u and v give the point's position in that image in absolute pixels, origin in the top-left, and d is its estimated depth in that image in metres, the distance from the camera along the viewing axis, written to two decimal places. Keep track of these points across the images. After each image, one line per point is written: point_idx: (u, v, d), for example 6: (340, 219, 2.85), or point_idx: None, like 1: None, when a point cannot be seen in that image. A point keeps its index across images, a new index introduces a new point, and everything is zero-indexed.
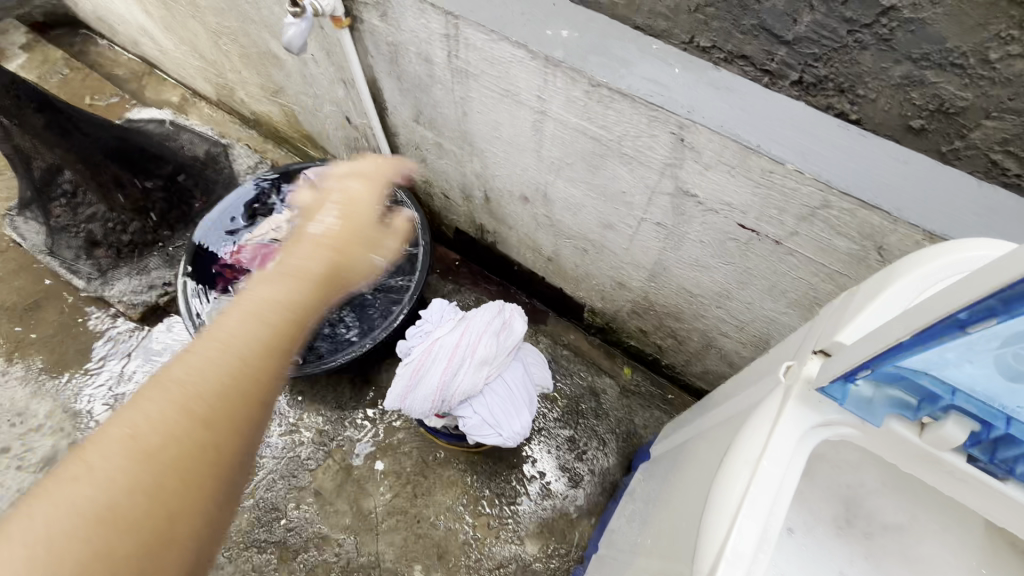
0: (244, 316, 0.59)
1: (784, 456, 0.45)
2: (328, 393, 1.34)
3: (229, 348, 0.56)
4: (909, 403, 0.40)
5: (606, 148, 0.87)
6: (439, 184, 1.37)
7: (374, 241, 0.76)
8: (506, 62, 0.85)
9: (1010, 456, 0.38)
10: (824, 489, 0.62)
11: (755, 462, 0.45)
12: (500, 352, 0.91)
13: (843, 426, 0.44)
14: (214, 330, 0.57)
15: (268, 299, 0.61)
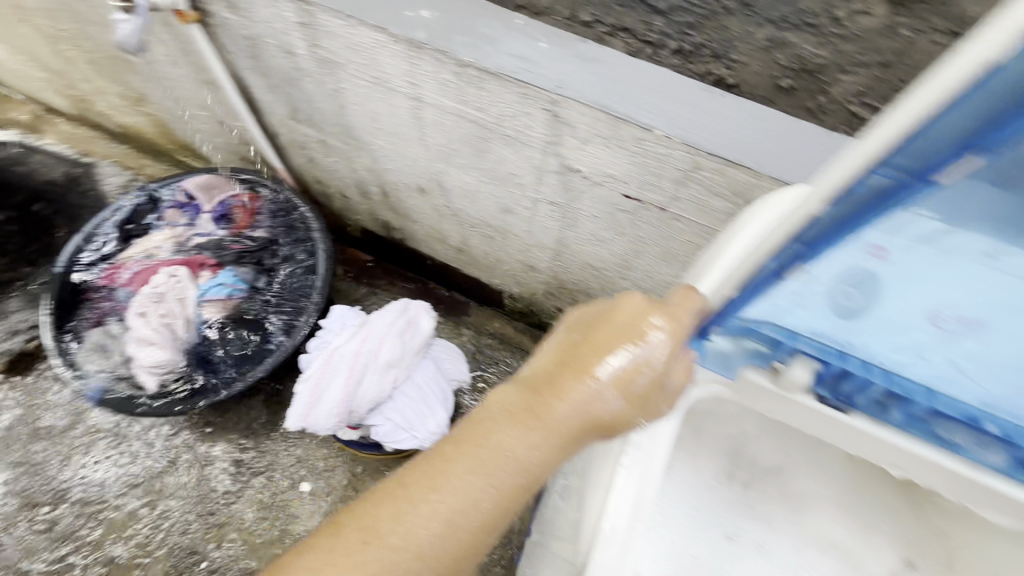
0: (471, 468, 0.45)
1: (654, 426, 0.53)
2: (236, 419, 1.25)
3: (439, 519, 0.43)
4: (761, 349, 0.45)
5: (487, 131, 0.85)
6: (334, 185, 1.30)
7: (658, 402, 0.48)
8: (370, 48, 0.80)
9: (848, 389, 0.43)
10: (709, 442, 0.64)
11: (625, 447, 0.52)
12: (407, 353, 0.87)
13: (710, 378, 0.52)
14: (438, 480, 0.45)
15: (517, 465, 0.45)
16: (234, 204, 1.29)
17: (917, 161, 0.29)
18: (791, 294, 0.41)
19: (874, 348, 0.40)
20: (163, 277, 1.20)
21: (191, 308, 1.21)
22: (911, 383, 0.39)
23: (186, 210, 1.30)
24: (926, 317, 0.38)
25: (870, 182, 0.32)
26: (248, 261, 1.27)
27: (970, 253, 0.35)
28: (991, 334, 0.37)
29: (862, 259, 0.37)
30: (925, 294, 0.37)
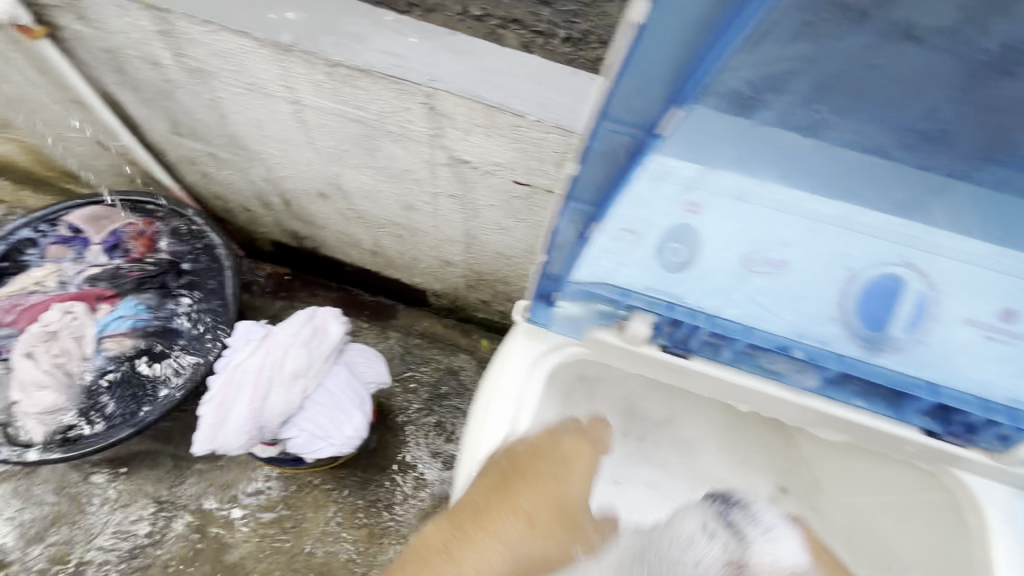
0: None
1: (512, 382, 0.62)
2: (153, 456, 1.19)
3: None
4: (607, 300, 0.59)
5: (372, 129, 0.84)
6: (235, 199, 1.25)
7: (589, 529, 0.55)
8: (238, 54, 0.78)
9: (681, 335, 0.60)
10: (605, 401, 0.72)
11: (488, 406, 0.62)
12: (315, 361, 0.86)
13: (567, 344, 0.64)
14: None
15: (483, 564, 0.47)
16: (127, 233, 1.21)
17: (633, 116, 0.40)
18: (608, 250, 0.55)
19: (689, 291, 0.57)
20: (56, 314, 1.11)
21: (89, 346, 1.12)
22: (726, 322, 0.57)
23: (73, 243, 1.20)
24: (737, 261, 0.55)
25: (604, 137, 0.42)
26: (151, 287, 1.18)
27: (725, 191, 0.52)
28: (788, 266, 0.55)
29: (673, 217, 0.53)
30: (716, 240, 0.55)
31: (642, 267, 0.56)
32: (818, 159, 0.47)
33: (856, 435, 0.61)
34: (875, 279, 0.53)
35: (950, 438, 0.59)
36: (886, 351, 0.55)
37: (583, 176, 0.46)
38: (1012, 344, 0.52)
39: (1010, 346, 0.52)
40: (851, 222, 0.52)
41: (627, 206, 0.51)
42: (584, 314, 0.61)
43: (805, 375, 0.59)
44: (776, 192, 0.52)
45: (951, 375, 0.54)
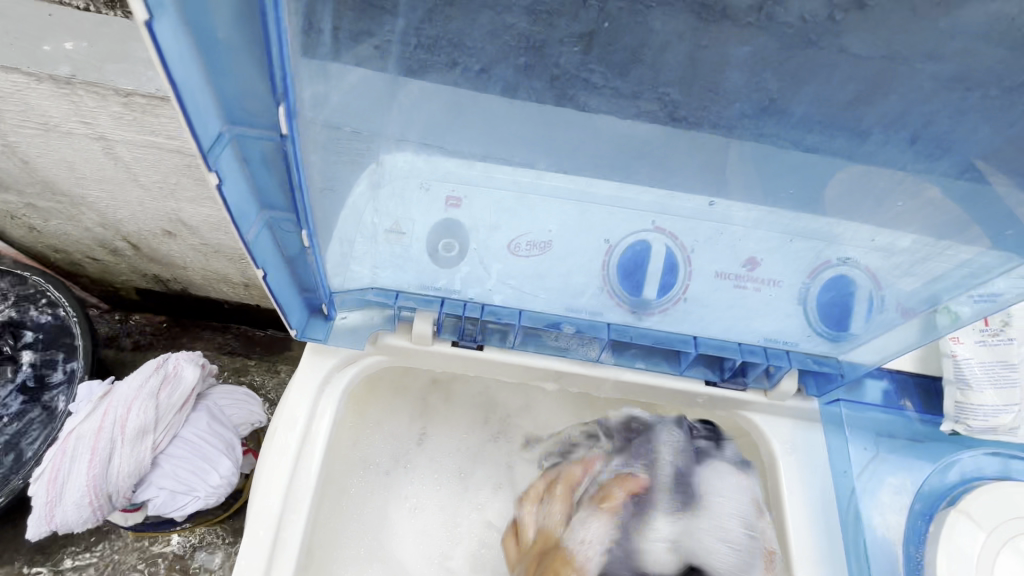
0: None
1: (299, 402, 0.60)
2: (14, 546, 1.06)
3: None
4: (383, 303, 0.60)
5: (194, 158, 0.79)
6: (76, 249, 1.14)
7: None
8: (16, 92, 0.71)
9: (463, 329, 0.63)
10: (464, 402, 0.73)
11: (275, 432, 0.58)
12: (166, 413, 0.79)
13: (360, 355, 0.64)
14: None
15: None
16: None
17: (251, 116, 0.37)
18: (349, 253, 0.55)
19: (454, 282, 0.57)
20: None
21: None
22: (498, 308, 0.60)
23: None
24: (503, 246, 0.55)
25: (239, 144, 0.38)
26: None
27: (423, 172, 0.51)
28: (551, 246, 0.55)
29: (428, 214, 0.53)
30: (479, 233, 0.54)
31: (393, 266, 0.56)
32: (475, 128, 0.49)
33: (651, 392, 0.67)
34: (628, 251, 0.54)
35: (728, 384, 0.65)
36: (652, 313, 0.59)
37: (265, 183, 0.42)
38: (771, 288, 0.56)
39: (771, 290, 0.56)
40: (543, 187, 0.52)
41: (342, 212, 0.51)
42: (367, 321, 0.61)
43: (589, 348, 0.64)
44: (453, 165, 0.51)
45: (712, 328, 0.59)
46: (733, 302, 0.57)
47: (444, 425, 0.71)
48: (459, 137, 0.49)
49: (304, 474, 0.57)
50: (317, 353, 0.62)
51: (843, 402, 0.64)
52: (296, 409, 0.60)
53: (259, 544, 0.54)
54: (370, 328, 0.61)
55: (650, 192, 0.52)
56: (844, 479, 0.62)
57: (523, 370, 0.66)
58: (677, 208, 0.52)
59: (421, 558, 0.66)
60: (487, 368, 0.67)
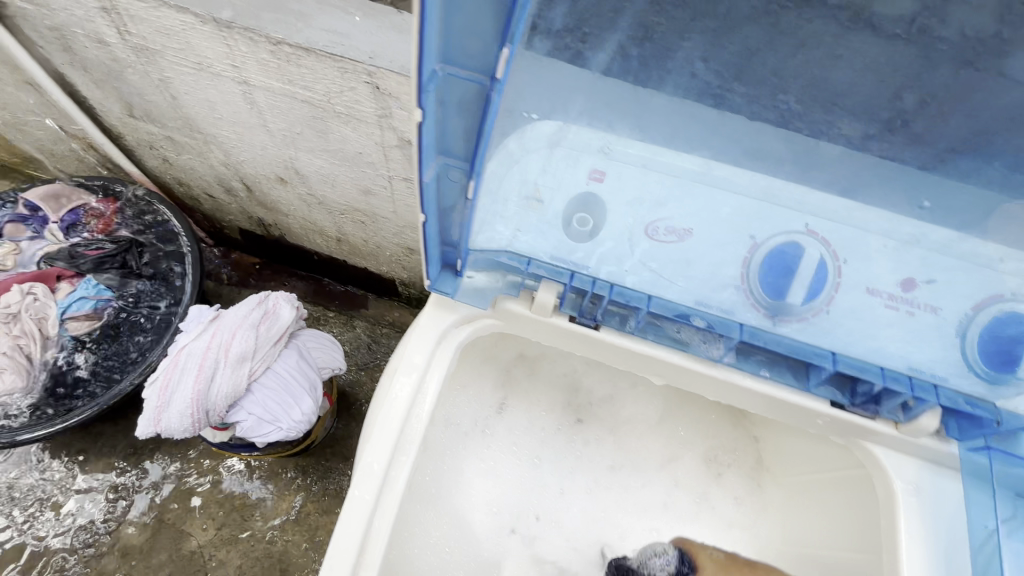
0: None
1: (418, 352, 0.61)
2: (112, 442, 1.17)
3: None
4: (513, 267, 0.59)
5: (322, 111, 0.83)
6: (197, 184, 1.23)
7: None
8: (181, 31, 0.77)
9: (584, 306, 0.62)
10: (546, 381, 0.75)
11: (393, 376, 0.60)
12: (263, 344, 0.85)
13: (477, 315, 0.64)
14: None
15: None
16: (87, 211, 1.18)
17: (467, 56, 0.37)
18: (496, 211, 0.56)
19: (588, 258, 0.57)
20: (17, 295, 1.05)
21: (52, 328, 1.07)
22: (627, 291, 0.57)
23: (31, 222, 1.16)
24: (642, 227, 0.54)
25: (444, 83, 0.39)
26: (111, 266, 1.12)
27: (590, 145, 0.53)
28: (690, 235, 0.54)
29: (574, 184, 0.54)
30: (618, 212, 0.54)
31: (536, 232, 0.56)
32: (663, 104, 0.51)
33: (763, 404, 0.64)
34: (778, 248, 0.52)
35: (855, 409, 0.60)
36: (788, 319, 0.55)
37: (450, 128, 0.43)
38: (922, 314, 0.52)
39: (921, 317, 0.52)
40: (712, 178, 0.53)
41: (497, 164, 0.52)
42: (491, 284, 0.62)
43: (713, 347, 0.62)
44: (637, 149, 0.53)
45: (853, 345, 0.54)
46: (862, 319, 0.53)
47: (526, 399, 0.74)
48: (632, 113, 0.52)
49: (416, 421, 0.59)
50: (437, 308, 0.64)
51: (993, 452, 0.56)
52: (412, 355, 0.61)
53: (371, 480, 0.56)
54: (494, 292, 0.62)
55: (815, 198, 0.52)
56: (980, 530, 0.55)
57: (634, 359, 0.64)
58: (834, 213, 0.52)
59: (488, 520, 0.70)
60: (594, 349, 0.65)
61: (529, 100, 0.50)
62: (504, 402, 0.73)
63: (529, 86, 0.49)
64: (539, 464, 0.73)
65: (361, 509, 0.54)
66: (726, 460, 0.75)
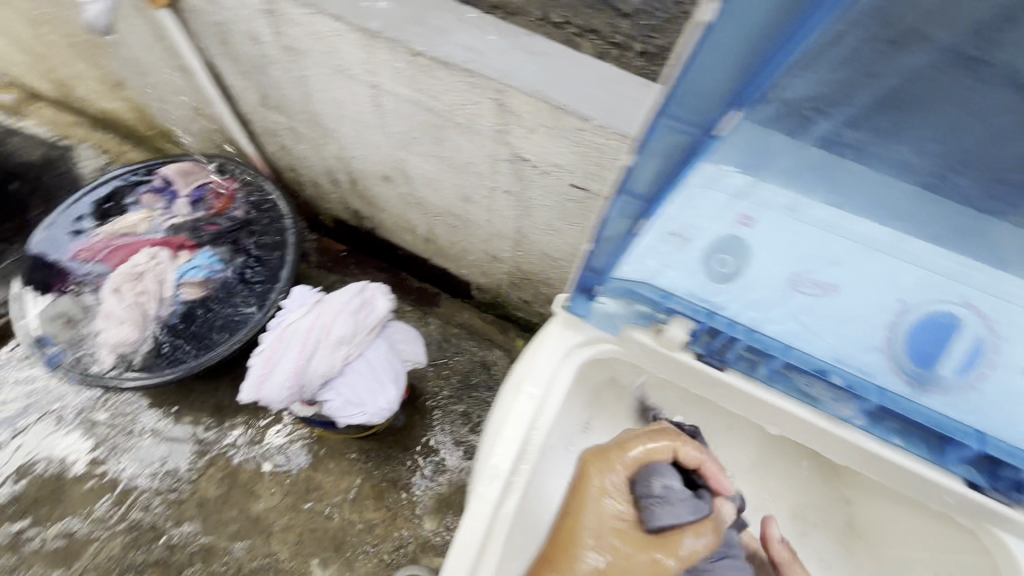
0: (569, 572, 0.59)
1: (545, 367, 0.62)
2: (203, 399, 1.28)
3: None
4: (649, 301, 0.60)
5: (442, 119, 0.88)
6: (306, 172, 1.32)
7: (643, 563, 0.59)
8: (330, 37, 0.84)
9: (718, 345, 0.60)
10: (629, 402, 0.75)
11: (520, 387, 0.61)
12: (359, 331, 0.90)
13: (601, 339, 0.64)
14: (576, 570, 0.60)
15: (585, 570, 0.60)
16: (210, 188, 1.30)
17: (692, 117, 0.46)
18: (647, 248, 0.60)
19: (731, 302, 0.57)
20: (145, 257, 1.19)
21: (168, 290, 1.19)
22: (766, 339, 0.57)
23: (164, 194, 1.31)
24: (789, 278, 0.57)
25: (663, 132, 0.48)
26: (225, 242, 1.25)
27: (764, 201, 0.56)
28: (837, 289, 0.56)
29: (728, 230, 0.57)
30: (769, 262, 0.57)
31: (686, 272, 0.58)
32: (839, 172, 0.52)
33: (892, 477, 0.59)
34: (930, 314, 0.54)
35: (996, 494, 0.55)
36: (931, 391, 0.54)
37: (646, 169, 0.51)
38: None
39: None
40: (876, 244, 0.55)
41: (675, 208, 0.56)
42: (621, 313, 0.63)
43: (844, 407, 0.58)
44: (826, 213, 0.55)
45: (1002, 427, 0.52)
46: (1014, 397, 0.52)
47: (613, 422, 0.75)
48: (806, 176, 0.54)
49: (536, 434, 0.60)
50: (564, 327, 0.64)
51: None
52: (536, 367, 0.63)
53: (496, 480, 0.58)
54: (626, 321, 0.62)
55: (988, 277, 0.53)
56: None
57: (757, 408, 0.61)
58: (997, 292, 0.52)
59: None
60: (712, 392, 0.63)
61: (722, 158, 0.53)
62: (591, 420, 0.74)
63: (732, 149, 0.52)
64: None
65: (484, 509, 0.57)
66: (815, 518, 0.73)
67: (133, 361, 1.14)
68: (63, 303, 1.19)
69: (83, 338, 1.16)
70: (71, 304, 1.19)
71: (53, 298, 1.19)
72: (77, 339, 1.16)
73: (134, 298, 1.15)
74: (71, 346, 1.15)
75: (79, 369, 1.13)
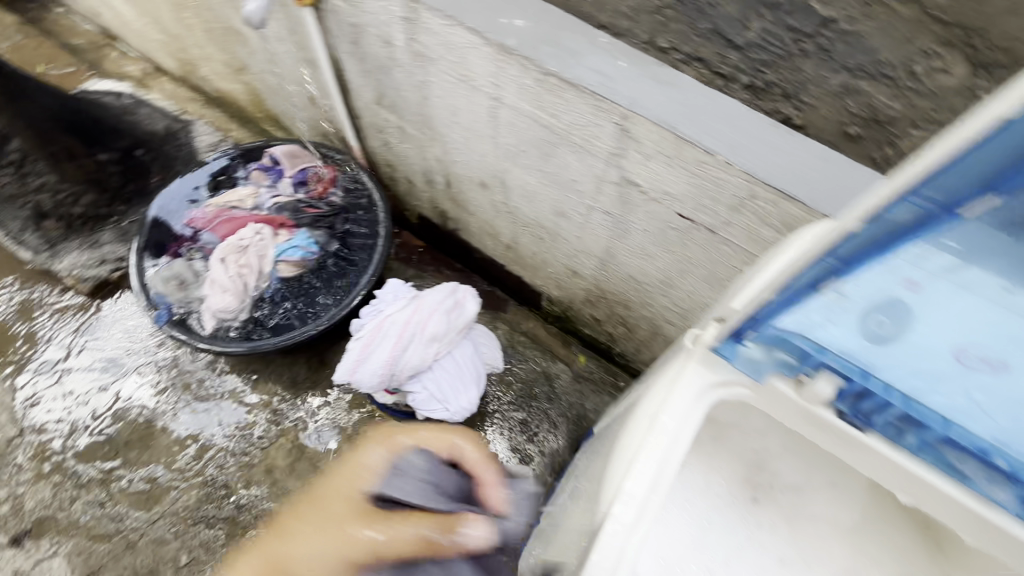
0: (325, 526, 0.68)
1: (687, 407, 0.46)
2: (282, 372, 1.35)
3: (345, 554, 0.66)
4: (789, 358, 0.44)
5: (557, 137, 0.90)
6: (403, 169, 1.38)
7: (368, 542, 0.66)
8: (463, 48, 0.88)
9: (869, 407, 0.42)
10: (730, 450, 0.66)
11: (655, 417, 0.47)
12: (450, 330, 0.93)
13: (732, 385, 0.47)
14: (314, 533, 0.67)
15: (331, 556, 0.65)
16: (313, 172, 1.38)
17: (942, 195, 0.34)
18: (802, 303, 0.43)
19: (899, 368, 0.41)
20: (251, 232, 1.27)
21: (267, 265, 1.26)
22: (928, 410, 0.40)
23: (271, 173, 1.40)
24: (975, 354, 0.40)
25: (903, 209, 0.36)
26: (322, 226, 1.32)
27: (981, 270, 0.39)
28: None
29: (923, 286, 0.40)
30: (967, 324, 0.40)
31: (849, 326, 0.41)
32: None
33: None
34: None
35: None
36: None
37: (862, 234, 0.38)
38: None
39: None
40: None
41: (874, 268, 0.40)
42: (752, 364, 0.45)
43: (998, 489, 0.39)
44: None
45: None
46: None
47: (705, 460, 0.67)
48: None
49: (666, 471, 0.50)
50: (702, 365, 0.48)
51: None
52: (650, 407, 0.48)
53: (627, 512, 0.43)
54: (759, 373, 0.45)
55: None
56: None
57: (877, 468, 0.44)
58: None
59: None
60: (841, 450, 0.45)
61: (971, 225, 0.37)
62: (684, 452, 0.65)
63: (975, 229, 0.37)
64: (705, 534, 0.62)
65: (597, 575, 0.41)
66: None
67: (232, 327, 1.22)
68: (176, 265, 1.28)
69: (191, 301, 1.25)
70: (182, 267, 1.28)
71: (168, 260, 1.29)
72: (185, 300, 1.25)
73: (239, 268, 1.24)
74: (179, 306, 1.24)
75: (184, 327, 1.21)
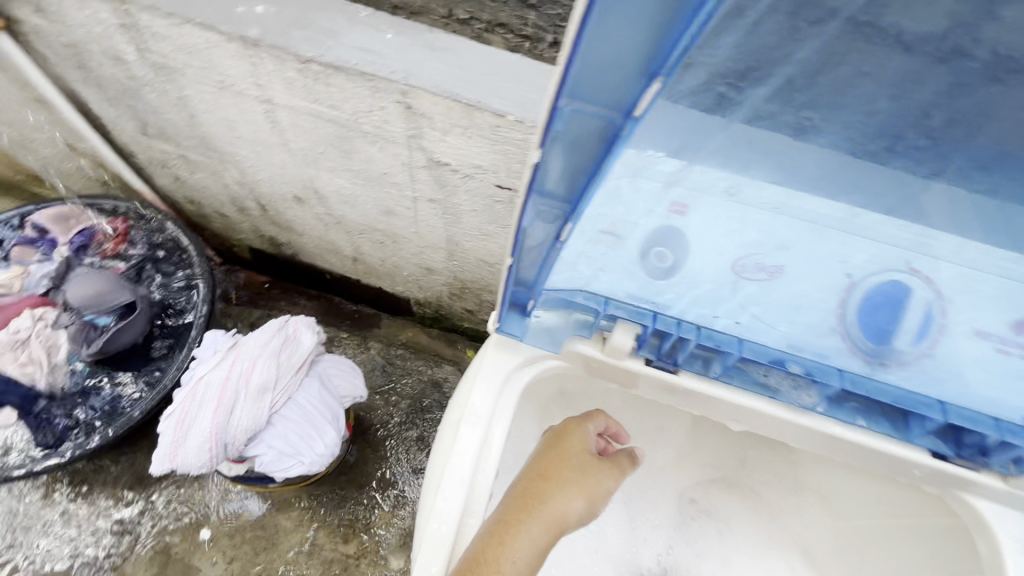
0: None
1: (484, 399, 0.61)
2: (119, 472, 1.13)
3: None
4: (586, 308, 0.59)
5: (348, 130, 0.80)
6: (208, 202, 1.20)
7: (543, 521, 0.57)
8: (204, 49, 0.74)
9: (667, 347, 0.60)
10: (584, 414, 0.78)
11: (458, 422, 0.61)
12: (284, 373, 0.81)
13: (541, 358, 0.64)
14: None
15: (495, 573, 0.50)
16: (98, 232, 1.14)
17: (608, 96, 0.36)
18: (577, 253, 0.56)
19: (671, 296, 0.58)
20: (27, 320, 1.03)
21: (62, 355, 1.05)
22: (718, 335, 0.58)
23: (40, 244, 1.13)
24: (729, 264, 0.55)
25: (567, 118, 0.38)
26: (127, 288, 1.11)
27: (715, 190, 0.51)
28: (781, 271, 0.55)
29: (654, 217, 0.53)
30: (700, 248, 0.55)
31: (622, 272, 0.57)
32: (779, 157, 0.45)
33: (852, 453, 0.62)
34: (878, 288, 0.53)
35: (957, 460, 0.59)
36: (888, 362, 0.56)
37: (549, 167, 0.42)
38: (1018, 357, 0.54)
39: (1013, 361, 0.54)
40: (814, 218, 0.50)
41: (600, 203, 0.51)
42: (560, 325, 0.62)
43: (805, 394, 0.60)
44: (774, 196, 0.50)
45: (959, 396, 0.55)
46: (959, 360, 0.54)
47: None
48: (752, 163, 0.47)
49: (486, 466, 0.59)
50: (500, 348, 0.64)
51: None
52: (474, 401, 0.61)
53: (446, 518, 0.56)
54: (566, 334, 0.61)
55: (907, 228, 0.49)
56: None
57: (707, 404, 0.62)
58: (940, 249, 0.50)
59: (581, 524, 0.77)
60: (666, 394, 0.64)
61: (660, 139, 0.44)
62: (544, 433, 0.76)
63: (665, 136, 0.44)
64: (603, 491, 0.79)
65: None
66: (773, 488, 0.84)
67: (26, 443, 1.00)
68: None
69: None
70: None
71: None
72: None
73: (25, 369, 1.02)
74: None
75: None
